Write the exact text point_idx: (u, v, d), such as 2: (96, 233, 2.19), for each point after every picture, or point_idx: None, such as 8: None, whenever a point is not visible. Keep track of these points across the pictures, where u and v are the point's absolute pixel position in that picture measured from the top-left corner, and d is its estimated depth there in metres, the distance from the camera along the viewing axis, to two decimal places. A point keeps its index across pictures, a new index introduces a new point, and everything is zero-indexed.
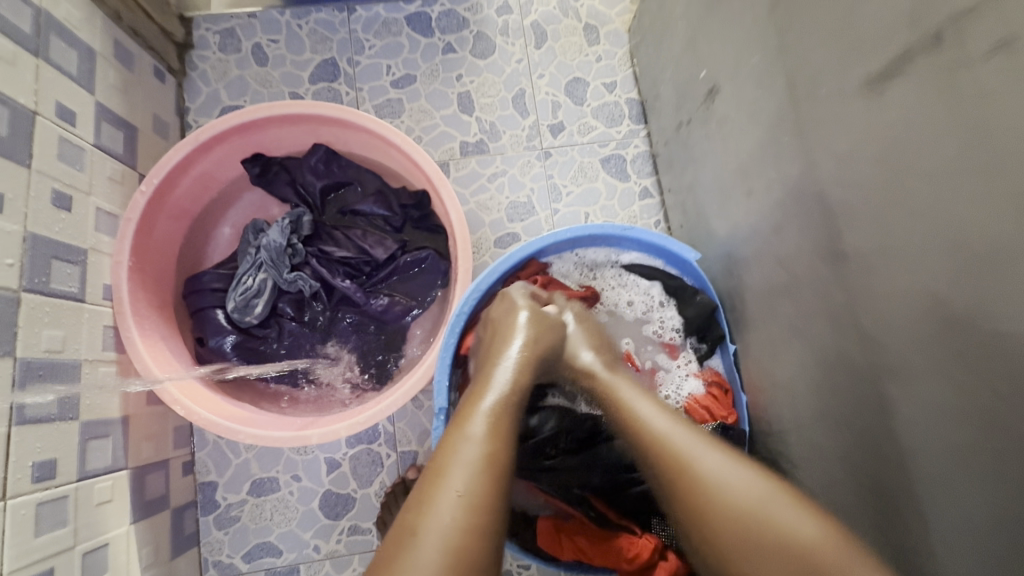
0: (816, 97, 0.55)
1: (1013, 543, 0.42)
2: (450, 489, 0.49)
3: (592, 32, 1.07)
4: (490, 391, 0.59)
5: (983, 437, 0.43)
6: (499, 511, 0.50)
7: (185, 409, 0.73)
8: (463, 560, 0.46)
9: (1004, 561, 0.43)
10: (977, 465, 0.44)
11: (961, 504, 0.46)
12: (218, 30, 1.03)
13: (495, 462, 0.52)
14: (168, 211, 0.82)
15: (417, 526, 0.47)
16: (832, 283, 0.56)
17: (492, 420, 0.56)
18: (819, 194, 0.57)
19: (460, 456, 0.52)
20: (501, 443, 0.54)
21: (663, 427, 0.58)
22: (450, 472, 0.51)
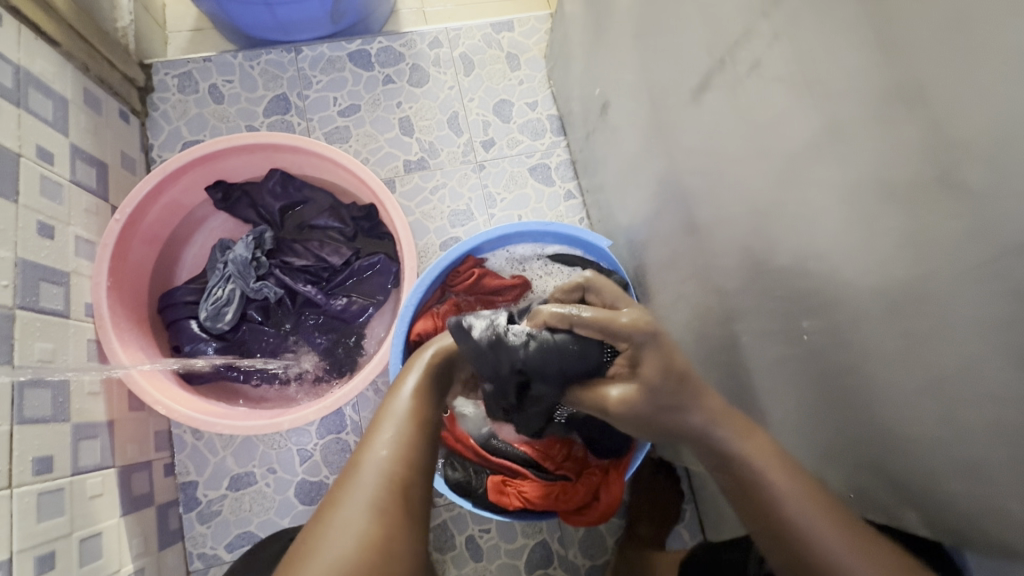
0: (664, 107, 0.71)
1: (848, 422, 0.53)
2: (385, 434, 0.57)
3: (514, 59, 1.23)
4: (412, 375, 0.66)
5: (801, 350, 0.55)
6: (425, 453, 0.57)
7: (166, 408, 0.82)
8: (400, 486, 0.53)
9: (854, 446, 0.53)
10: (805, 374, 0.56)
11: (802, 403, 0.58)
12: (176, 74, 1.14)
13: (423, 419, 0.60)
14: (141, 235, 0.92)
15: (360, 462, 0.55)
16: (691, 251, 0.72)
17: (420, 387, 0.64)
18: (675, 184, 0.72)
19: (393, 410, 0.60)
20: (428, 404, 0.62)
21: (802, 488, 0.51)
22: (383, 422, 0.59)
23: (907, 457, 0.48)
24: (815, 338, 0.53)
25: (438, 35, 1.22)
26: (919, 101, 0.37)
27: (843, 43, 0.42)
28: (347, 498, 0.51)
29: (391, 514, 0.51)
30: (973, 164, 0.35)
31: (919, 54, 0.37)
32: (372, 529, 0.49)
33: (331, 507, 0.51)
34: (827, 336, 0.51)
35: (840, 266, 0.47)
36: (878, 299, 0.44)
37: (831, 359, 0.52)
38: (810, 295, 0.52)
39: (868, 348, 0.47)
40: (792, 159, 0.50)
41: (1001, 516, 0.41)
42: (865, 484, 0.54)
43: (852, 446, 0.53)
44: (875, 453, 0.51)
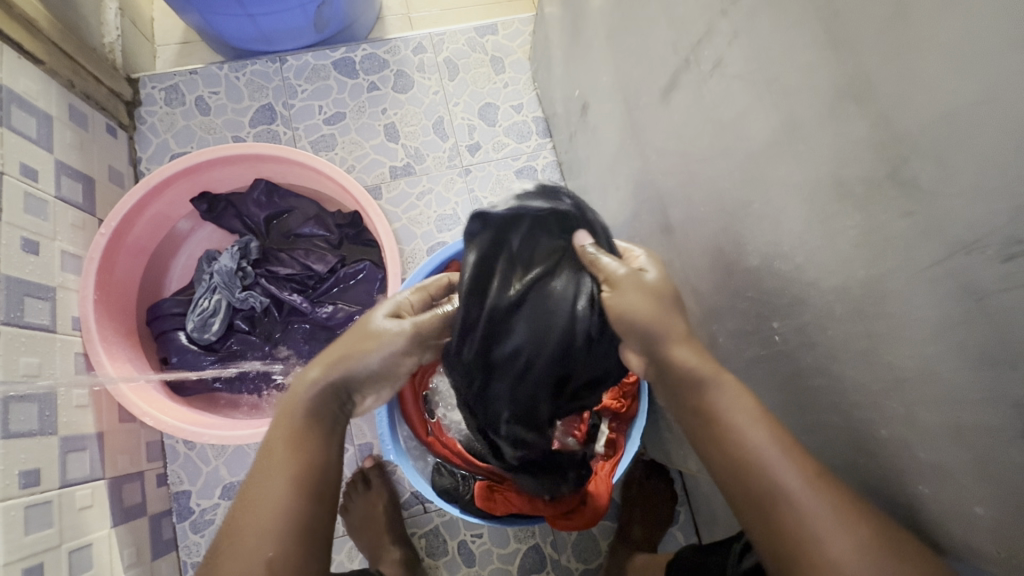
0: (638, 107, 0.70)
1: (820, 421, 0.52)
2: (260, 504, 0.49)
3: (498, 63, 1.22)
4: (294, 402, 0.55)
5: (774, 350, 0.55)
6: (302, 523, 0.50)
7: (153, 420, 0.83)
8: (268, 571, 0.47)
9: (831, 448, 0.53)
10: (778, 373, 0.55)
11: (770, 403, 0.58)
12: (163, 87, 1.16)
13: (304, 476, 0.51)
14: (127, 248, 0.93)
15: (227, 546, 0.48)
16: (668, 250, 0.71)
17: (299, 430, 0.54)
18: (652, 185, 0.71)
19: (265, 475, 0.51)
20: (308, 457, 0.52)
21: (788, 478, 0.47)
22: (256, 491, 0.50)
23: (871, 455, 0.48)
24: (784, 335, 0.53)
25: (422, 40, 1.22)
26: (868, 97, 0.37)
27: (798, 39, 0.41)
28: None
29: None
30: (922, 162, 0.34)
31: (865, 49, 0.36)
32: None
33: None
34: (797, 335, 0.51)
35: (804, 266, 0.47)
36: (842, 299, 0.44)
37: (800, 358, 0.51)
38: (781, 294, 0.51)
39: (834, 348, 0.47)
40: (755, 159, 0.50)
41: (957, 514, 0.41)
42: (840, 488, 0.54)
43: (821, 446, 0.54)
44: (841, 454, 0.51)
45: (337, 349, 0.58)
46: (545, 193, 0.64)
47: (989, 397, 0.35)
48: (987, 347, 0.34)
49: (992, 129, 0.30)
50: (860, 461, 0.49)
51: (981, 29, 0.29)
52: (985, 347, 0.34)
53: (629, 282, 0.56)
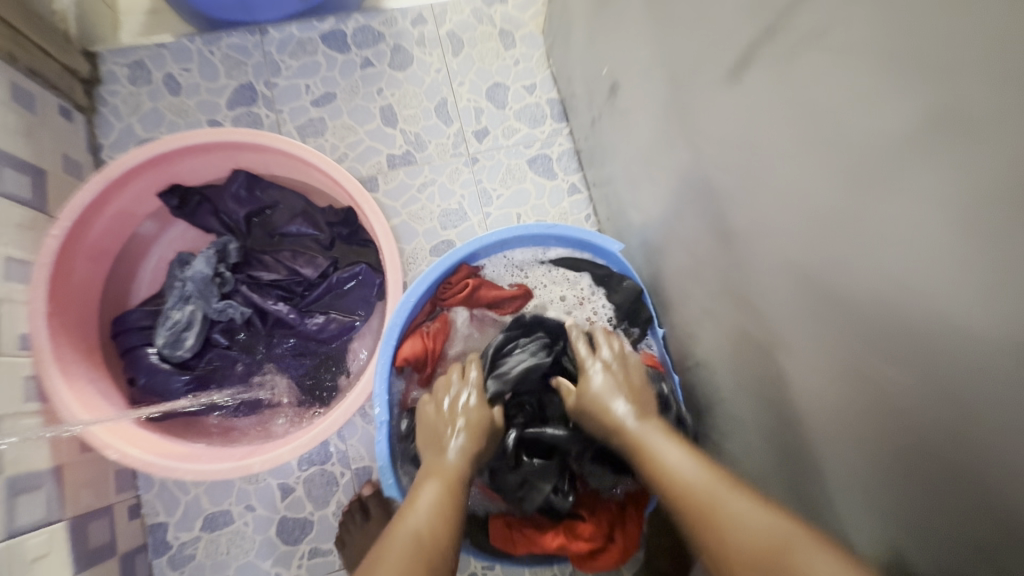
0: (692, 87, 0.57)
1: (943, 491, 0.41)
2: (426, 494, 0.62)
3: (507, 37, 1.09)
4: (448, 450, 0.69)
5: (870, 401, 0.45)
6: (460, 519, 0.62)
7: (118, 453, 0.71)
8: (434, 544, 0.57)
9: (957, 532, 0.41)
10: (878, 421, 0.45)
11: (850, 455, 0.49)
12: (127, 63, 1.01)
13: (460, 485, 0.65)
14: (85, 251, 0.80)
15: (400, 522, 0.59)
16: (727, 263, 0.59)
17: (459, 459, 0.68)
18: (706, 182, 0.59)
19: (435, 475, 0.65)
20: (464, 472, 0.67)
21: (688, 473, 0.56)
22: (422, 487, 0.64)
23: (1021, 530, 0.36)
24: (895, 384, 0.42)
25: (422, 10, 1.08)
26: None
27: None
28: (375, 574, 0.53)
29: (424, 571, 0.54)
30: None
31: None
32: None
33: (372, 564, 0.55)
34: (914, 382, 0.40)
35: (940, 301, 0.36)
36: (1008, 351, 0.33)
37: (916, 410, 0.41)
38: (896, 333, 0.40)
39: (981, 410, 0.36)
40: (873, 157, 0.38)
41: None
42: (958, 569, 0.42)
43: (926, 515, 0.43)
44: (976, 527, 0.39)
45: (440, 401, 0.76)
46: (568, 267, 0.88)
47: None
48: None
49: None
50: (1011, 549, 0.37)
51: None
52: None
53: (609, 360, 0.73)
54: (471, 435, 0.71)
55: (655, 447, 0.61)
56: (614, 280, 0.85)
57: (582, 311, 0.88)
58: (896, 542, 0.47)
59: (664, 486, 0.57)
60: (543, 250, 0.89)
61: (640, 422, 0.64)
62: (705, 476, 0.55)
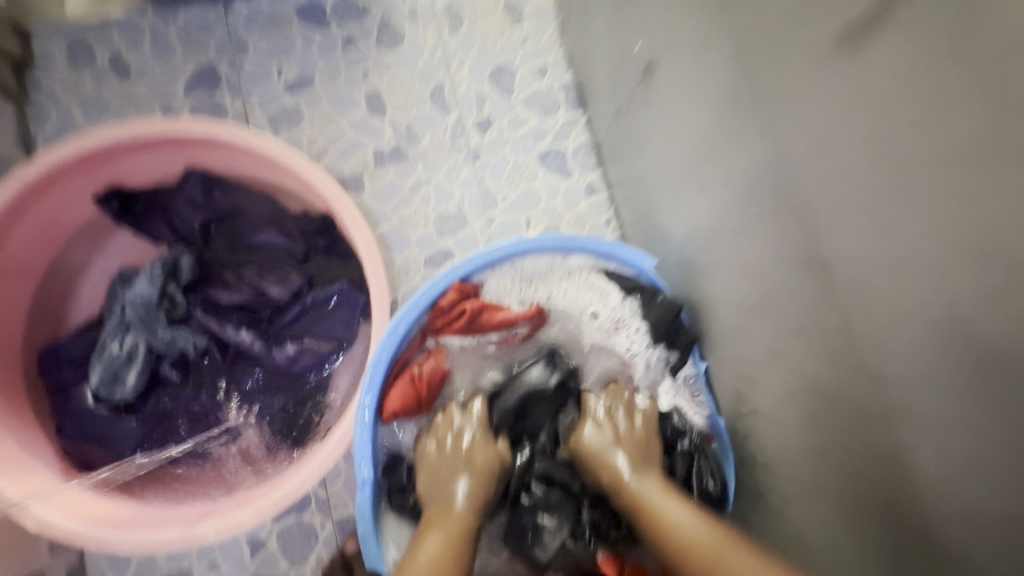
0: (776, 60, 0.42)
1: None
2: (426, 548, 0.55)
3: (515, 11, 0.93)
4: (447, 495, 0.61)
5: None
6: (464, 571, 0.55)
7: (37, 521, 0.58)
8: None
9: None
10: None
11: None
12: (66, 40, 0.86)
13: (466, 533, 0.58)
14: (4, 270, 0.66)
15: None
16: (814, 296, 0.45)
17: (462, 506, 0.60)
18: (789, 189, 0.44)
19: (436, 524, 0.58)
20: (471, 517, 0.59)
21: (689, 531, 0.53)
22: (421, 539, 0.56)
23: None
24: (963, 433, 0.35)
25: None
26: None
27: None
28: None
29: None
30: None
31: None
32: None
33: None
34: (1010, 444, 0.33)
35: None
36: None
37: None
38: None
39: None
40: None
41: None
42: None
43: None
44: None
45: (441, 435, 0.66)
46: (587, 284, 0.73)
47: None
48: None
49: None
50: None
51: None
52: None
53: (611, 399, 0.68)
54: (476, 480, 0.62)
55: (654, 501, 0.57)
56: (646, 294, 0.69)
57: (618, 335, 0.72)
58: None
59: (666, 544, 0.54)
60: (561, 257, 0.72)
61: (638, 474, 0.60)
62: (711, 533, 0.52)
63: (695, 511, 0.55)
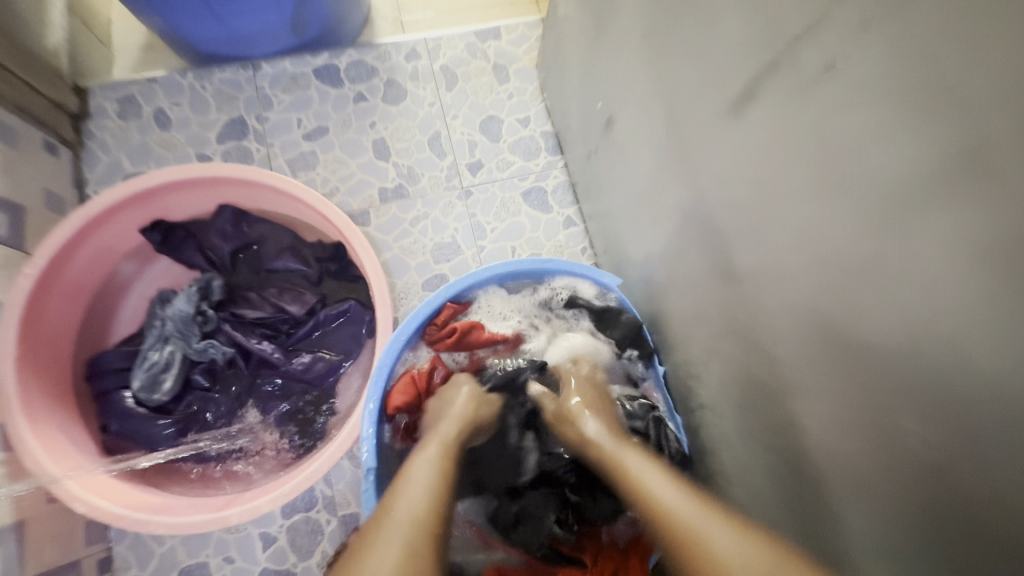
0: (691, 122, 0.56)
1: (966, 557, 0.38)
2: (422, 464, 0.61)
3: (501, 71, 1.09)
4: (439, 430, 0.68)
5: (894, 459, 0.42)
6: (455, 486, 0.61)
7: (86, 506, 0.67)
8: (435, 507, 0.56)
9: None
10: (903, 481, 0.41)
11: (863, 513, 0.46)
12: (116, 98, 1.00)
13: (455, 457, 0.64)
14: (61, 290, 0.77)
15: (398, 484, 0.59)
16: (731, 301, 0.57)
17: (451, 436, 0.67)
18: (709, 218, 0.57)
19: (425, 451, 0.64)
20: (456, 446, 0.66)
21: (641, 478, 0.57)
22: (417, 457, 0.63)
23: (919, 452, 0.39)
24: (791, 358, 0.50)
25: (416, 45, 1.08)
26: None
27: (1009, 11, 0.27)
28: (376, 547, 0.51)
29: (424, 533, 0.53)
30: None
31: None
32: (406, 546, 0.52)
33: (374, 528, 0.54)
34: (811, 363, 0.48)
35: (979, 355, 0.33)
36: None
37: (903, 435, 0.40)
38: (922, 383, 0.37)
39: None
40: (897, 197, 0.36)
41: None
42: None
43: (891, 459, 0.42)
44: (878, 459, 0.43)
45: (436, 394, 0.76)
46: None
47: None
48: None
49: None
50: None
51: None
52: None
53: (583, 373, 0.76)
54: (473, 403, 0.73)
55: (612, 450, 0.62)
56: (612, 314, 0.81)
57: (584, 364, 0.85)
58: None
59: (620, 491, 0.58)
60: (536, 285, 0.86)
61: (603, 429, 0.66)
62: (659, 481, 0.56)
63: (646, 461, 0.60)
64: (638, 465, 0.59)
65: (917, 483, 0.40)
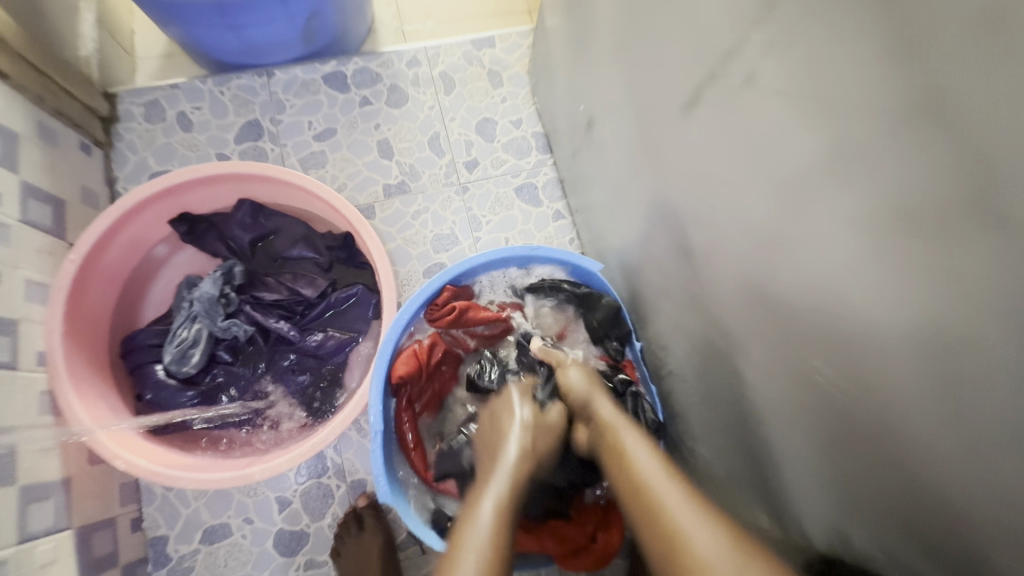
0: (654, 123, 0.65)
1: (862, 465, 0.47)
2: (482, 520, 0.56)
3: (496, 76, 1.18)
4: (497, 473, 0.61)
5: (811, 393, 0.50)
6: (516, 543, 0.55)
7: (126, 463, 0.76)
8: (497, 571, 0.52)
9: (865, 492, 0.48)
10: (814, 409, 0.50)
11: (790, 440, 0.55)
12: (142, 102, 1.10)
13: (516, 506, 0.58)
14: (100, 275, 0.86)
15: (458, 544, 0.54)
16: (690, 277, 0.66)
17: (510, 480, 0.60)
18: (670, 205, 0.66)
19: (487, 505, 0.57)
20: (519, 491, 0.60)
21: (648, 475, 0.55)
22: (475, 509, 0.57)
23: (823, 384, 0.48)
24: (733, 320, 0.59)
25: (417, 53, 1.17)
26: (947, 116, 0.32)
27: (860, 39, 0.37)
28: None
29: None
30: (1015, 190, 0.30)
31: (949, 61, 0.32)
32: None
33: None
34: (744, 321, 0.57)
35: (857, 303, 0.42)
36: (902, 339, 0.39)
37: (811, 369, 0.49)
38: (824, 332, 0.46)
39: (896, 407, 0.42)
40: (800, 181, 0.45)
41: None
42: (884, 534, 0.48)
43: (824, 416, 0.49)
44: (798, 394, 0.52)
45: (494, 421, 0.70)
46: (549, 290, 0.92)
47: None
48: None
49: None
50: (905, 503, 0.44)
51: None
52: None
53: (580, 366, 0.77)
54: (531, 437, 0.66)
55: (624, 446, 0.60)
56: (594, 298, 0.89)
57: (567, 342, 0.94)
58: (838, 521, 0.52)
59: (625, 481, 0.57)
60: (523, 273, 0.95)
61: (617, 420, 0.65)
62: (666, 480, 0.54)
63: (654, 456, 0.58)
64: (647, 462, 0.57)
65: (823, 409, 0.49)
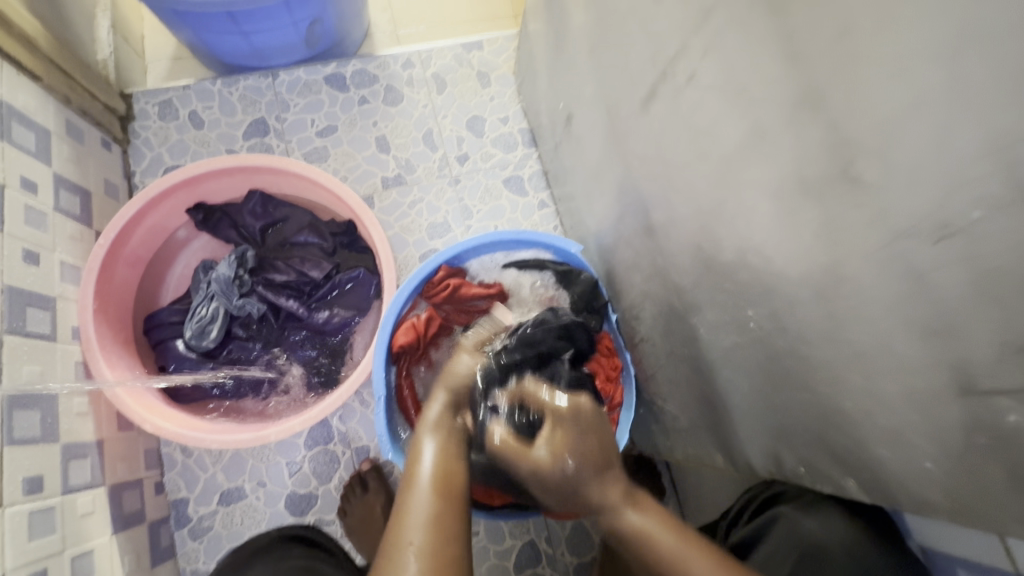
0: (621, 117, 0.75)
1: (787, 396, 0.57)
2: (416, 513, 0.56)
3: (484, 77, 1.27)
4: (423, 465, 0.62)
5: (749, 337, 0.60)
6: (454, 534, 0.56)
7: (153, 426, 0.84)
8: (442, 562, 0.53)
9: (790, 416, 0.58)
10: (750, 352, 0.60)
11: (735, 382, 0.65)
12: (157, 102, 1.18)
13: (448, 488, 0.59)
14: (125, 259, 0.95)
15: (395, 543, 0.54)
16: (653, 250, 0.76)
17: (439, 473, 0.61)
18: (636, 189, 0.76)
19: (418, 492, 0.59)
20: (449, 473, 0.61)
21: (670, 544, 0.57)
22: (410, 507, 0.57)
23: (755, 330, 0.58)
24: (688, 284, 0.69)
25: (410, 56, 1.26)
26: (822, 105, 0.42)
27: (763, 45, 0.47)
28: None
29: None
30: (866, 158, 0.40)
31: (821, 63, 0.42)
32: None
33: None
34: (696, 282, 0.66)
35: (773, 258, 0.52)
36: (806, 284, 0.49)
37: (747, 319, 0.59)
38: (753, 285, 0.56)
39: (805, 341, 0.52)
40: (729, 160, 0.55)
41: (904, 489, 0.48)
42: (807, 451, 0.58)
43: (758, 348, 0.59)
44: (741, 340, 0.61)
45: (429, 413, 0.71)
46: (534, 266, 1.02)
47: (931, 364, 0.40)
48: (926, 317, 0.39)
49: (930, 123, 0.35)
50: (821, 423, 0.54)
51: (925, 47, 0.35)
52: (925, 319, 0.39)
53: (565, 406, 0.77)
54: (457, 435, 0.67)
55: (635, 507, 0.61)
56: (573, 274, 0.99)
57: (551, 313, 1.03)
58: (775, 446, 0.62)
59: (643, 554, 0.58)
60: (510, 255, 1.04)
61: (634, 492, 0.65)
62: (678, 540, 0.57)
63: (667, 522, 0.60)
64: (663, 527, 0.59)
65: (758, 350, 0.59)
